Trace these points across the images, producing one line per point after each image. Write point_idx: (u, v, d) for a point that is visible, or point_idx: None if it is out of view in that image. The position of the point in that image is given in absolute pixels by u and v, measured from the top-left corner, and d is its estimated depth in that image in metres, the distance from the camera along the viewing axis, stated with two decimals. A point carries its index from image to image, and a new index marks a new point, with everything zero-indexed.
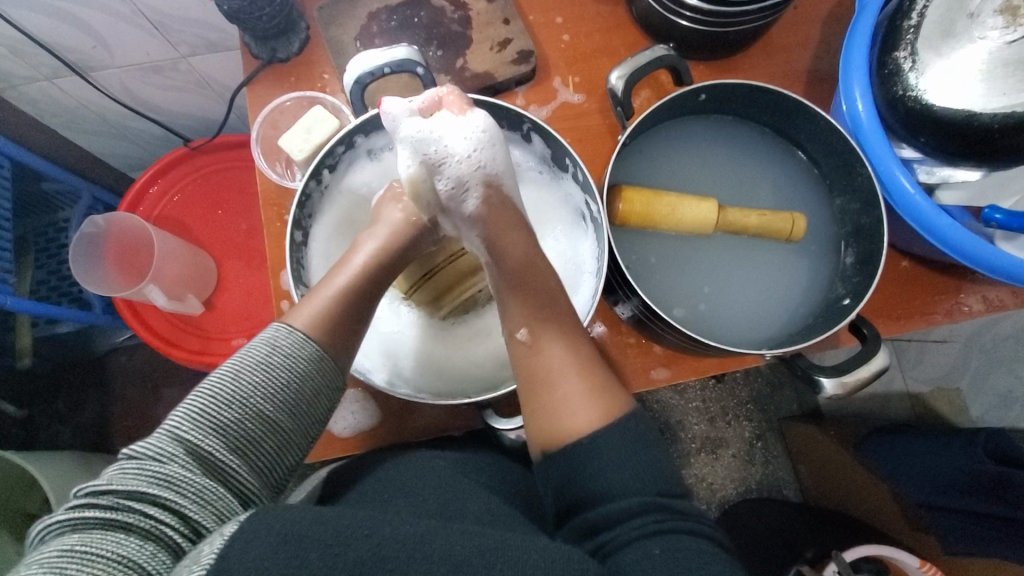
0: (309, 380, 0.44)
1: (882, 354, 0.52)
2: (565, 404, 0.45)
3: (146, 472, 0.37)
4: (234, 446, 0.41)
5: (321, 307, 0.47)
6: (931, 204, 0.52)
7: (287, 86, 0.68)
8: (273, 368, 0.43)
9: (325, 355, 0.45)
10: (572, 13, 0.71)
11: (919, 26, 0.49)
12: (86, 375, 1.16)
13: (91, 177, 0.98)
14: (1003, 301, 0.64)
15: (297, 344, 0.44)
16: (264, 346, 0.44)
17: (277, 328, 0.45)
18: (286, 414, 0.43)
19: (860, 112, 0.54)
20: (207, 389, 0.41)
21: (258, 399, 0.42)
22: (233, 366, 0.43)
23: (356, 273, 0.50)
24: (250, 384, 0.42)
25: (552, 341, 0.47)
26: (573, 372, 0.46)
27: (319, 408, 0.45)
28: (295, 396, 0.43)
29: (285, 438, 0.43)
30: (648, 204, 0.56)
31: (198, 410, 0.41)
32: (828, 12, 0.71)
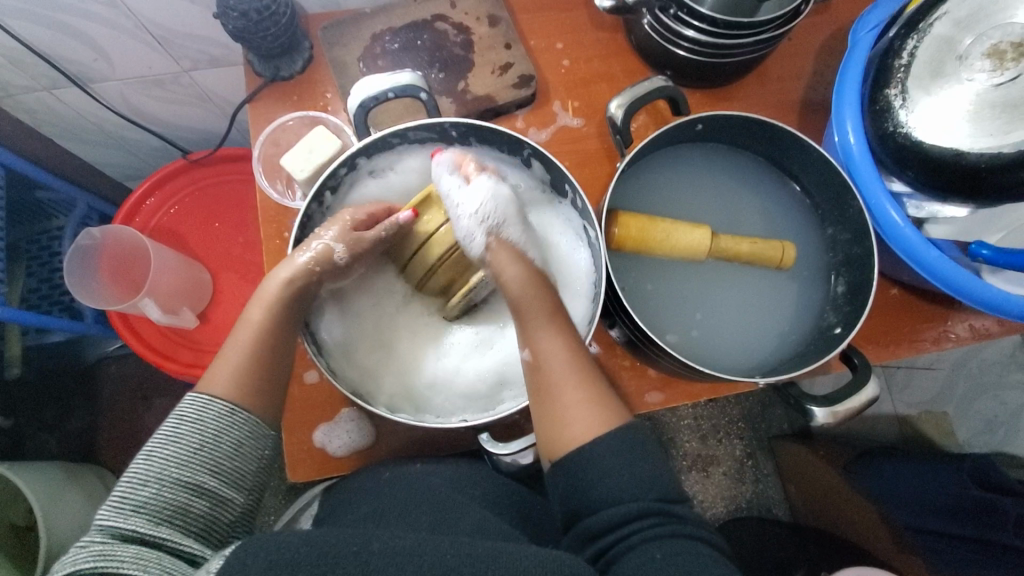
0: (225, 436, 0.45)
1: (872, 384, 0.53)
2: (572, 407, 0.46)
3: (73, 562, 0.37)
4: (161, 517, 0.41)
5: (233, 361, 0.48)
6: (920, 237, 0.53)
7: (289, 104, 0.69)
8: (182, 438, 0.44)
9: (236, 407, 0.46)
10: (572, 39, 0.72)
11: (909, 65, 0.51)
12: (75, 383, 1.15)
13: (87, 186, 0.98)
14: (989, 330, 0.65)
15: (202, 408, 0.45)
16: (170, 421, 0.45)
17: (184, 403, 0.46)
18: (210, 475, 0.43)
19: (852, 145, 0.55)
20: (124, 477, 0.42)
21: (174, 469, 0.42)
22: (148, 448, 0.43)
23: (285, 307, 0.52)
24: (162, 458, 0.43)
25: (548, 349, 0.49)
26: (570, 381, 0.47)
27: (244, 460, 0.46)
28: (213, 450, 0.44)
29: (216, 498, 0.43)
30: (643, 231, 0.57)
31: (121, 498, 0.41)
32: (821, 45, 0.72)
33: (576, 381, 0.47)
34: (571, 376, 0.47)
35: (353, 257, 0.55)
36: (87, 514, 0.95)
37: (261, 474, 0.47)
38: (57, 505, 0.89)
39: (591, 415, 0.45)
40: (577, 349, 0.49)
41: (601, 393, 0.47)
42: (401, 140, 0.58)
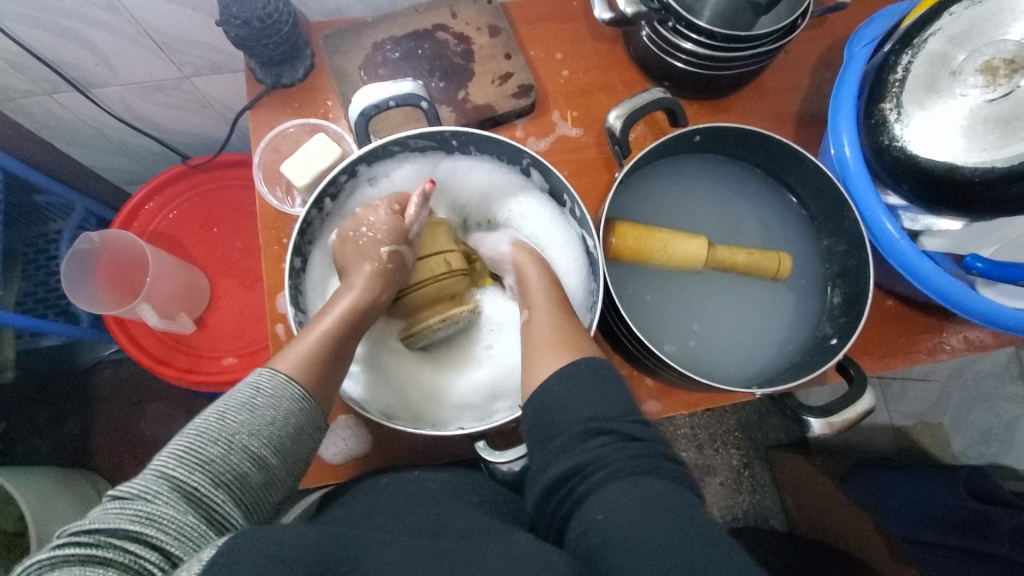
0: (294, 419, 0.45)
1: (867, 396, 0.53)
2: (535, 364, 0.47)
3: (128, 510, 0.35)
4: (220, 483, 0.40)
5: (306, 348, 0.48)
6: (915, 249, 0.54)
7: (290, 111, 0.69)
8: (258, 408, 0.43)
9: (308, 398, 0.46)
10: (571, 50, 0.73)
11: (904, 80, 0.52)
12: (68, 388, 1.14)
13: (85, 190, 0.98)
14: (983, 341, 0.65)
15: (281, 387, 0.45)
16: (249, 388, 0.44)
17: (262, 373, 0.46)
18: (272, 452, 0.43)
19: (848, 157, 0.56)
20: (194, 429, 0.41)
21: (245, 436, 0.42)
22: (220, 407, 0.43)
23: (337, 320, 0.51)
24: (237, 421, 0.42)
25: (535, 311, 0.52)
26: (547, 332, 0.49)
27: (301, 448, 0.45)
28: (281, 432, 0.44)
29: (268, 478, 0.43)
30: (640, 240, 0.58)
31: (184, 449, 0.40)
32: (818, 58, 0.73)
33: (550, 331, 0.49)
34: (550, 331, 0.49)
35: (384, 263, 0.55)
36: (79, 520, 0.94)
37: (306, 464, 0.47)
38: (48, 511, 0.88)
39: (559, 347, 0.47)
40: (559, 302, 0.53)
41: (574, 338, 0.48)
42: (401, 148, 0.58)
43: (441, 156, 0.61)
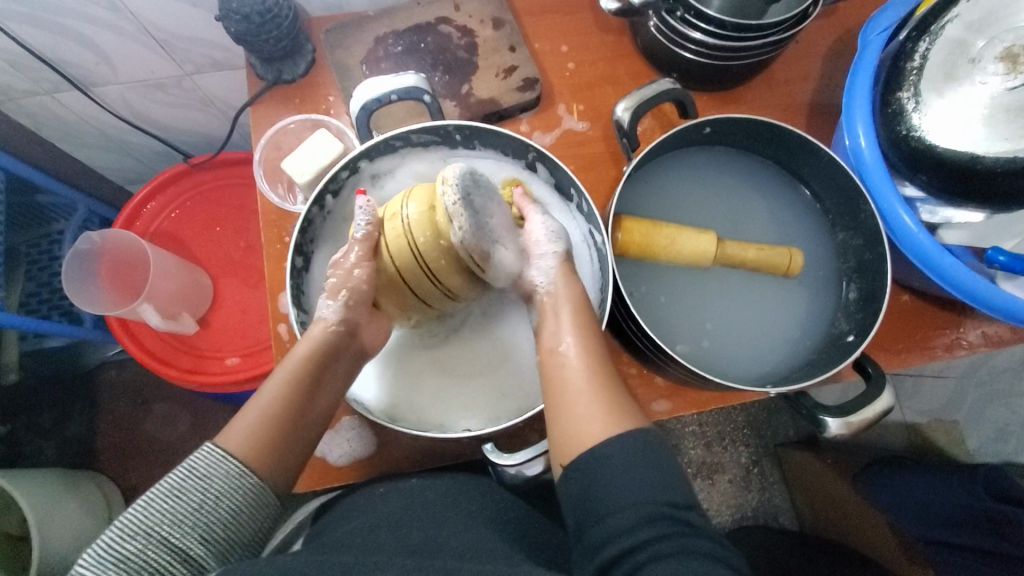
0: (228, 499, 0.42)
1: (887, 393, 0.51)
2: (579, 413, 0.45)
3: None
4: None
5: (246, 425, 0.46)
6: (934, 242, 0.52)
7: (291, 107, 0.68)
8: (184, 493, 0.41)
9: (247, 471, 0.43)
10: (577, 42, 0.72)
11: (922, 68, 0.50)
12: (72, 388, 1.14)
13: (88, 190, 0.98)
14: (1002, 337, 0.64)
15: (215, 463, 0.42)
16: (178, 472, 0.42)
17: (199, 452, 0.43)
18: (197, 541, 0.40)
19: (863, 148, 0.54)
20: (116, 523, 0.39)
21: (165, 527, 0.39)
22: (145, 497, 0.41)
23: (287, 373, 0.49)
24: (160, 511, 0.40)
25: (569, 360, 0.49)
26: (587, 380, 0.48)
27: (241, 529, 0.42)
28: (210, 518, 0.40)
29: (200, 571, 0.39)
30: (647, 236, 0.56)
31: (104, 546, 0.38)
32: (829, 47, 0.72)
33: (592, 386, 0.47)
34: (585, 377, 0.48)
35: (316, 330, 0.52)
36: (84, 522, 0.94)
37: (256, 546, 0.43)
38: (52, 514, 0.88)
39: (600, 413, 0.45)
40: (596, 354, 0.50)
41: (610, 389, 0.47)
42: (404, 143, 0.57)
43: (444, 151, 0.60)
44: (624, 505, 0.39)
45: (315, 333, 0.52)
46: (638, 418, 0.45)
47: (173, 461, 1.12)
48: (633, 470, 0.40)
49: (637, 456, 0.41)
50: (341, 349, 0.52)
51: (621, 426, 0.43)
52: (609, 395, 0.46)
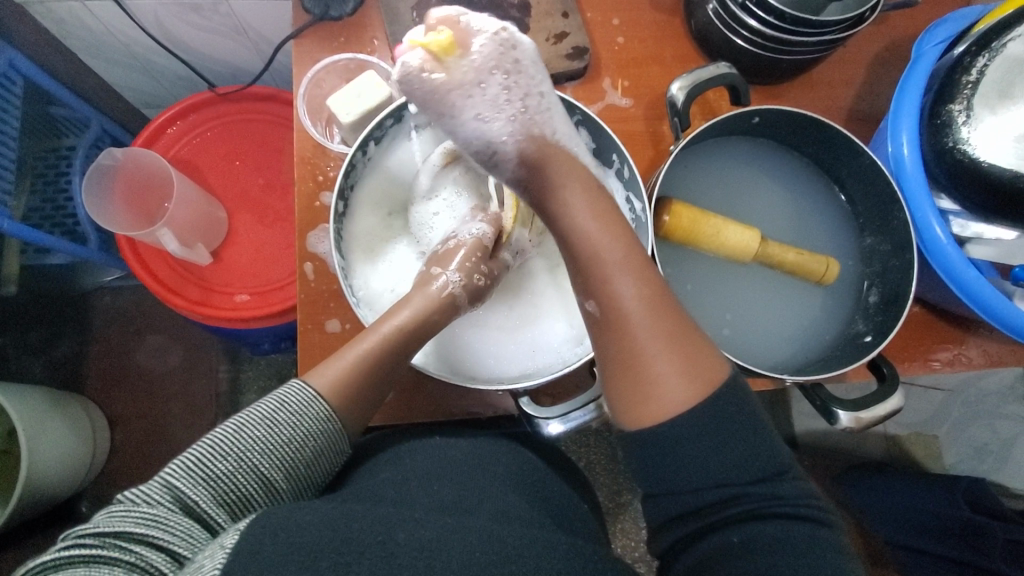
0: (314, 441, 0.46)
1: (898, 395, 0.53)
2: (653, 377, 0.44)
3: (134, 513, 0.38)
4: (223, 500, 0.42)
5: (344, 367, 0.49)
6: (961, 256, 0.54)
7: (335, 45, 0.67)
8: (276, 425, 0.44)
9: (333, 416, 0.47)
10: (630, 17, 0.71)
11: (977, 82, 0.50)
12: (66, 309, 1.12)
13: (102, 107, 0.95)
14: (1000, 357, 0.66)
15: (306, 402, 0.46)
16: (272, 402, 0.45)
17: (290, 386, 0.47)
18: (281, 474, 0.44)
19: (905, 156, 0.55)
20: (207, 440, 0.43)
21: (255, 454, 0.43)
22: (238, 420, 0.44)
23: (396, 325, 0.51)
24: (253, 438, 0.43)
25: (626, 304, 0.46)
26: (654, 335, 0.45)
27: (315, 470, 0.46)
28: (295, 454, 0.44)
29: (273, 501, 0.44)
30: (694, 223, 0.56)
31: (196, 460, 0.42)
32: (876, 55, 0.72)
33: (653, 335, 0.44)
34: (646, 320, 0.45)
35: (437, 296, 0.53)
36: (69, 442, 0.94)
37: (318, 486, 0.47)
38: (42, 434, 0.88)
39: (680, 380, 0.43)
40: (656, 298, 0.46)
41: (687, 351, 0.44)
42: None
43: None
44: (709, 480, 0.42)
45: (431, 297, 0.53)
46: (716, 374, 0.43)
47: (164, 394, 1.11)
48: (717, 448, 0.42)
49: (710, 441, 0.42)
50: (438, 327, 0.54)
51: (699, 395, 0.43)
52: (674, 341, 0.44)
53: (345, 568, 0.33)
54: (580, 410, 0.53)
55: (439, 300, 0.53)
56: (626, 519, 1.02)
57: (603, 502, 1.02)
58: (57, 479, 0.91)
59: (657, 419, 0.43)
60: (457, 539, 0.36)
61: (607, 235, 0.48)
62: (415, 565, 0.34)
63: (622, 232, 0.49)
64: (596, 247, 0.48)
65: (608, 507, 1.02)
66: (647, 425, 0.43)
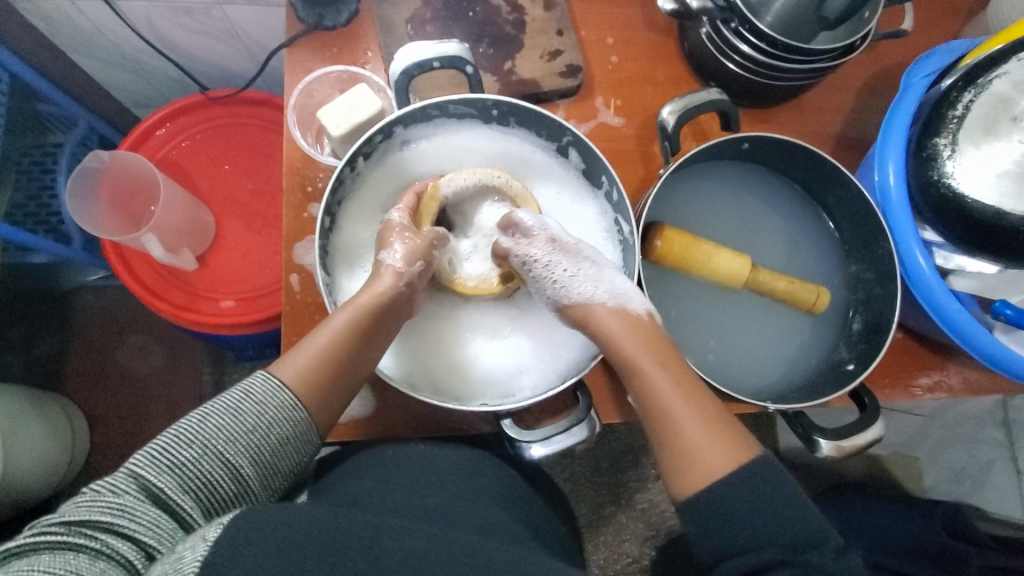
0: (278, 427, 0.45)
1: (879, 424, 0.53)
2: (697, 455, 0.45)
3: (102, 502, 0.38)
4: (188, 487, 0.41)
5: (305, 358, 0.48)
6: (943, 287, 0.54)
7: (328, 55, 0.66)
8: (241, 414, 0.44)
9: (299, 404, 0.47)
10: (624, 36, 0.71)
11: (963, 117, 0.51)
12: (47, 307, 1.10)
13: (90, 105, 0.93)
14: (980, 384, 0.67)
15: (270, 392, 0.46)
16: (236, 393, 0.45)
17: (255, 377, 0.47)
18: (248, 461, 0.43)
19: (891, 185, 0.56)
20: (173, 429, 0.43)
21: (221, 442, 0.43)
22: (203, 410, 0.44)
23: (355, 312, 0.51)
24: (216, 426, 0.43)
25: (666, 394, 0.48)
26: (688, 409, 0.47)
27: (284, 458, 0.45)
28: (261, 443, 0.44)
29: (241, 489, 0.43)
30: (686, 249, 0.57)
31: (161, 450, 0.42)
32: (865, 83, 0.73)
33: (692, 415, 0.47)
34: (675, 395, 0.48)
35: (390, 285, 0.52)
36: (45, 443, 0.92)
37: (292, 475, 0.47)
38: (17, 435, 0.86)
39: (719, 454, 0.45)
40: (695, 385, 0.49)
41: (715, 420, 0.47)
42: (440, 113, 0.56)
43: (478, 125, 0.59)
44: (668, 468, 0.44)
45: (382, 281, 0.52)
46: (754, 448, 0.46)
47: (145, 396, 1.10)
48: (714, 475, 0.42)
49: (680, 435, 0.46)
50: (392, 314, 0.53)
51: (737, 462, 0.45)
52: (715, 424, 0.47)
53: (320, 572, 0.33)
54: (566, 433, 0.53)
55: (391, 282, 0.52)
56: (607, 533, 1.02)
57: (585, 516, 1.02)
58: (31, 481, 0.89)
59: (704, 488, 0.44)
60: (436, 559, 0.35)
61: (627, 331, 0.50)
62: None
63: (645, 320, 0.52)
64: (619, 336, 0.50)
65: (589, 520, 1.02)
66: (691, 495, 0.45)
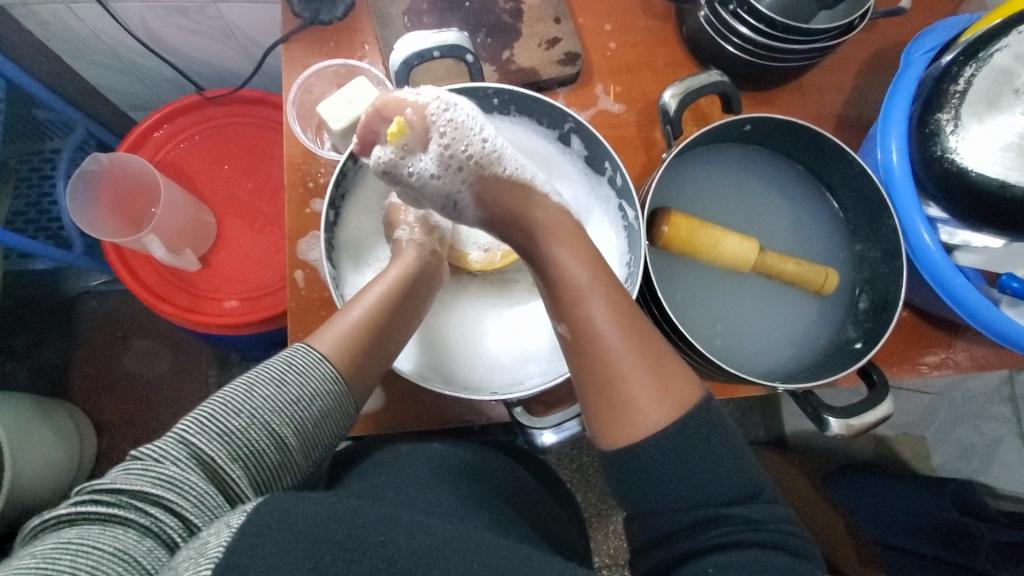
0: (320, 400, 0.45)
1: (888, 402, 0.53)
2: (630, 401, 0.43)
3: (151, 472, 0.38)
4: (237, 456, 0.41)
5: (338, 334, 0.47)
6: (949, 262, 0.54)
7: (326, 50, 0.66)
8: (285, 384, 0.44)
9: (339, 378, 0.46)
10: (621, 22, 0.71)
11: (965, 92, 0.51)
12: (52, 314, 1.11)
13: (87, 110, 0.93)
14: (987, 359, 0.67)
15: (312, 365, 0.45)
16: (280, 363, 0.45)
17: (296, 349, 0.46)
18: (292, 432, 0.43)
19: (895, 164, 0.56)
20: (220, 397, 0.43)
21: (267, 412, 0.43)
22: (248, 380, 0.44)
23: (389, 284, 0.51)
24: (263, 396, 0.43)
25: (599, 326, 0.46)
26: (627, 352, 0.45)
27: (324, 429, 0.46)
28: (303, 415, 0.44)
29: (285, 460, 0.44)
30: (693, 234, 0.57)
31: (208, 417, 0.42)
32: (864, 62, 0.72)
33: (631, 360, 0.44)
34: (617, 334, 0.45)
35: (415, 256, 0.54)
36: (53, 450, 0.92)
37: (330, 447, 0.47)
38: (25, 442, 0.86)
39: (659, 401, 0.43)
40: (630, 319, 0.46)
41: (656, 366, 0.44)
42: None
43: None
44: (677, 500, 0.43)
45: (406, 255, 0.54)
46: (692, 394, 0.44)
47: (152, 399, 1.10)
48: (685, 474, 0.42)
49: (687, 453, 0.42)
50: (419, 292, 0.53)
51: (674, 414, 0.43)
52: (653, 371, 0.44)
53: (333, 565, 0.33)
54: (576, 419, 0.53)
55: (415, 254, 0.54)
56: (617, 521, 1.02)
57: (594, 506, 1.02)
58: (45, 489, 0.89)
59: (637, 438, 0.43)
60: (453, 548, 0.35)
61: (575, 262, 0.48)
62: (415, 570, 0.33)
63: (591, 254, 0.49)
64: (563, 267, 0.49)
65: (599, 510, 1.03)
66: (624, 444, 0.43)
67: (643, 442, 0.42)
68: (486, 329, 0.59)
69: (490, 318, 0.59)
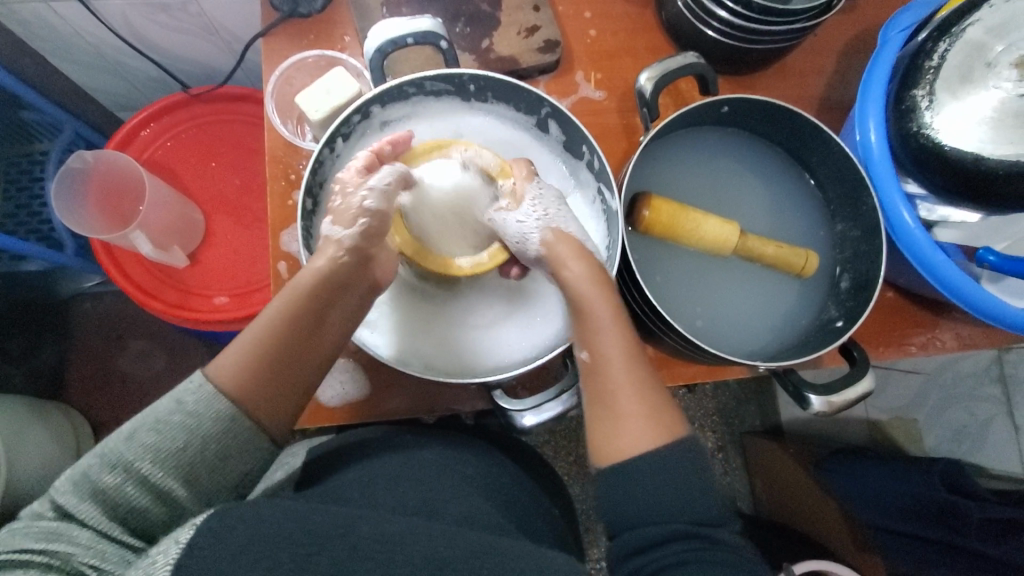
0: (211, 443, 0.43)
1: (868, 378, 0.54)
2: (626, 423, 0.46)
3: (34, 528, 0.39)
4: (116, 510, 0.42)
5: (240, 354, 0.46)
6: (928, 239, 0.54)
7: (305, 42, 0.66)
8: (171, 430, 0.43)
9: (238, 412, 0.44)
10: (601, 9, 0.71)
11: (939, 67, 0.51)
12: (45, 316, 1.11)
13: (74, 111, 0.93)
14: (973, 339, 0.67)
15: (204, 403, 0.44)
16: (170, 404, 0.44)
17: (190, 385, 0.45)
18: (178, 480, 0.43)
19: (873, 143, 0.56)
20: (103, 449, 0.43)
21: (148, 462, 0.42)
22: (135, 427, 0.43)
23: (296, 295, 0.49)
24: (145, 445, 0.42)
25: (610, 355, 0.49)
26: (630, 379, 0.48)
27: (219, 475, 0.44)
28: (192, 461, 0.43)
29: (178, 506, 0.43)
30: (673, 217, 0.57)
31: (91, 470, 0.42)
32: (846, 43, 0.72)
33: (632, 387, 0.47)
34: (625, 364, 0.48)
35: (330, 262, 0.51)
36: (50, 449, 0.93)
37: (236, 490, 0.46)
38: (20, 442, 0.87)
39: (648, 426, 0.46)
40: (637, 355, 0.49)
41: (653, 398, 0.47)
42: (417, 91, 0.57)
43: (456, 102, 0.59)
44: (657, 518, 0.42)
45: (324, 256, 0.51)
46: (680, 428, 0.46)
47: (146, 399, 1.10)
48: (664, 492, 0.43)
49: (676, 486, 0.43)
50: (346, 290, 0.52)
51: (662, 438, 0.45)
52: (650, 400, 0.47)
53: (299, 555, 0.33)
54: (555, 400, 0.54)
55: (330, 255, 0.51)
56: None
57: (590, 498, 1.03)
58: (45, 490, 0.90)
59: (623, 456, 0.45)
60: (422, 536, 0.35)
61: (595, 288, 0.51)
62: (383, 556, 0.33)
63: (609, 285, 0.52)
64: (587, 294, 0.51)
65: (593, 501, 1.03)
66: (612, 460, 0.45)
67: (631, 458, 0.45)
68: (420, 320, 0.58)
69: (427, 307, 0.58)
